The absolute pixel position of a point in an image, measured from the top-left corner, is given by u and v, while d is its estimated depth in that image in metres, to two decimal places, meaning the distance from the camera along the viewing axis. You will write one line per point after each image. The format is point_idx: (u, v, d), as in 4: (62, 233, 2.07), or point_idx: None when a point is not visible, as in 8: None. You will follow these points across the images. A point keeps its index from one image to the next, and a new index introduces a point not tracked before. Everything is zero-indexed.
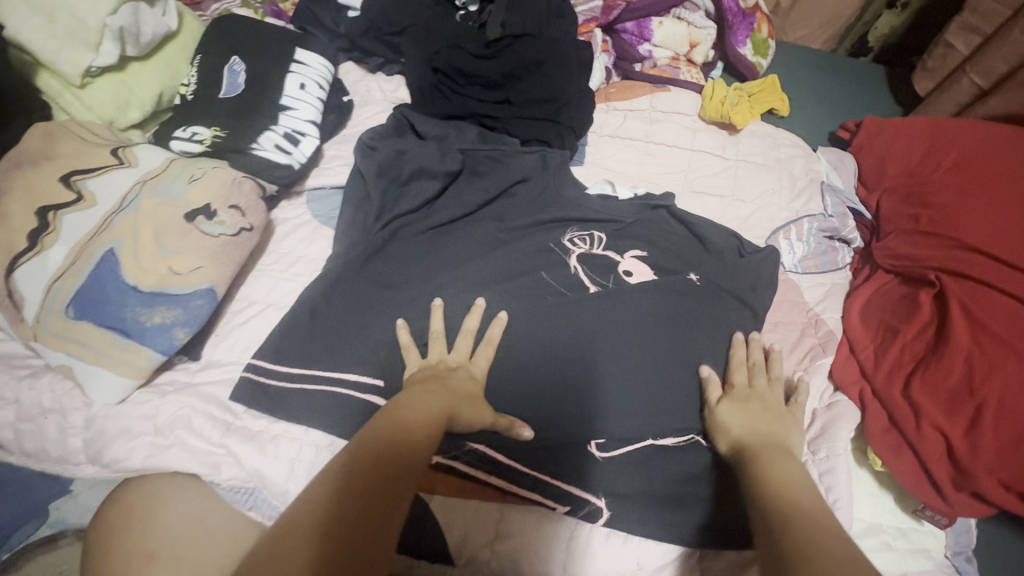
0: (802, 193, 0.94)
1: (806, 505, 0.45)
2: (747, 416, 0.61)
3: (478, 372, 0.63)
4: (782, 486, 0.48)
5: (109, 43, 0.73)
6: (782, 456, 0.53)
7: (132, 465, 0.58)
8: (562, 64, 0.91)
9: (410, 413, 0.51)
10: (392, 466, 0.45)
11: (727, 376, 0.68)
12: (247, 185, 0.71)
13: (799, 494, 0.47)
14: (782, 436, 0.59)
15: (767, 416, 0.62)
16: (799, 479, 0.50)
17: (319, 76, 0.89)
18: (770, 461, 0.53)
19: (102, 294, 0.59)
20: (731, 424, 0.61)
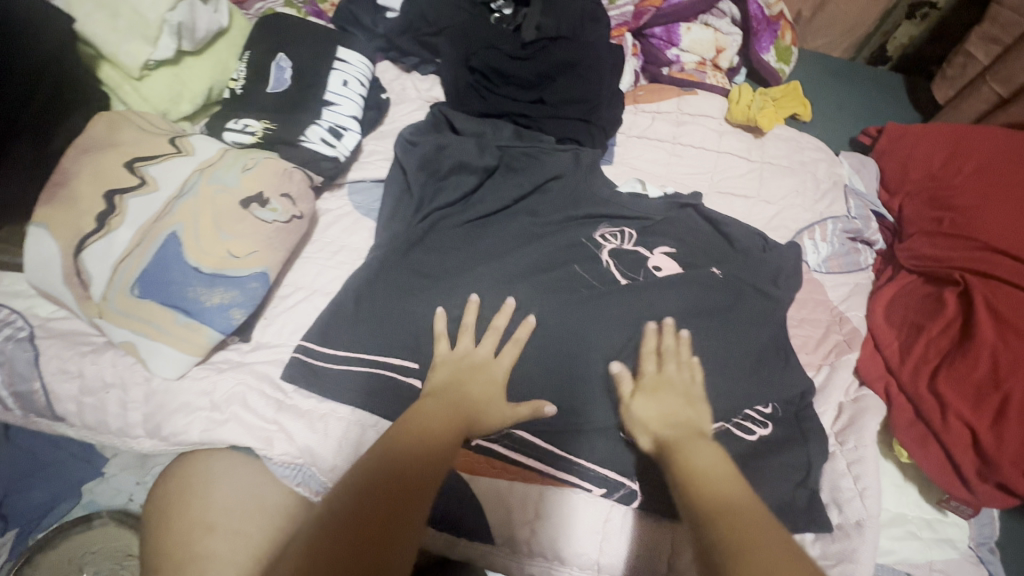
0: (826, 195, 0.96)
1: (727, 498, 0.48)
2: (664, 405, 0.62)
3: (502, 369, 0.65)
4: (701, 482, 0.51)
5: (167, 38, 0.76)
6: (693, 444, 0.56)
7: (191, 438, 0.61)
8: (594, 66, 0.94)
9: (423, 422, 0.57)
10: (404, 476, 0.51)
11: (638, 364, 0.68)
12: (297, 175, 0.74)
13: (715, 486, 0.50)
14: (693, 420, 0.60)
15: (677, 402, 0.62)
16: (712, 465, 0.53)
17: (360, 73, 0.92)
18: (683, 454, 0.55)
19: (166, 275, 0.62)
20: (645, 418, 0.61)
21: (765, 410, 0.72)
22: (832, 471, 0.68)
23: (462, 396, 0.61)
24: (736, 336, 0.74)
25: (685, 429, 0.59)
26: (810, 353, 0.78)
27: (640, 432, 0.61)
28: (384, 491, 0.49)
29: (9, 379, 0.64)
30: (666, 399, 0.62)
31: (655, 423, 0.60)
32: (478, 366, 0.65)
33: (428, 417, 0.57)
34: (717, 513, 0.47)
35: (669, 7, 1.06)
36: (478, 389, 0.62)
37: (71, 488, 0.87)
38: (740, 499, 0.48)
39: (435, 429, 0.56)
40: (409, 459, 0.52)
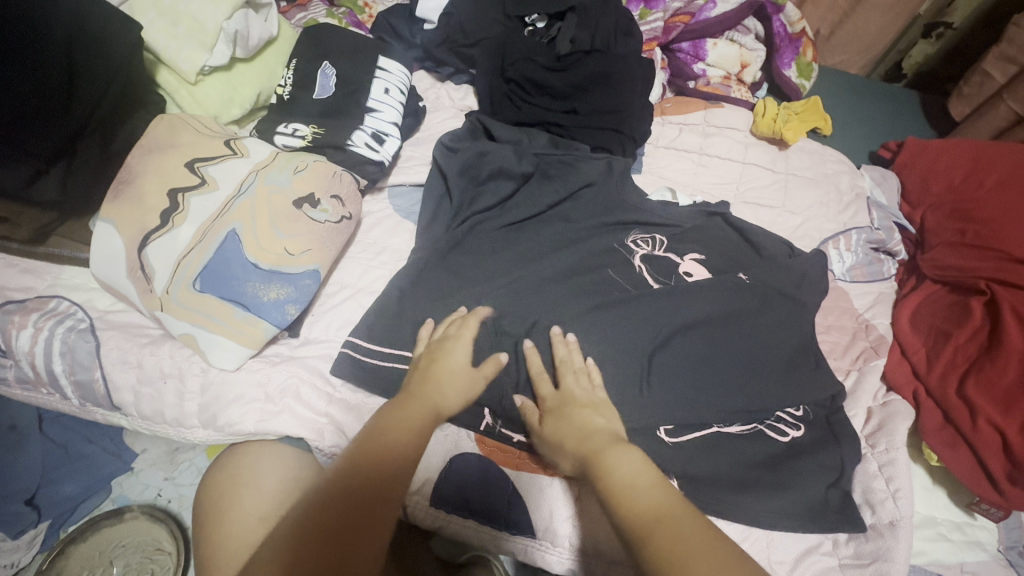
0: (849, 206, 0.99)
1: (652, 508, 0.49)
2: (574, 421, 0.61)
3: (462, 353, 0.66)
4: (624, 494, 0.52)
5: (223, 45, 0.80)
6: (612, 451, 0.56)
7: (245, 429, 0.63)
8: (626, 78, 0.97)
9: (394, 422, 0.57)
10: (372, 481, 0.52)
11: (535, 390, 0.67)
12: (346, 178, 0.77)
13: (638, 497, 0.51)
14: (604, 426, 0.60)
15: (578, 413, 0.62)
16: (632, 472, 0.53)
17: (400, 82, 0.95)
18: (601, 469, 0.55)
19: (226, 270, 0.65)
20: (561, 440, 0.61)
21: (797, 413, 0.74)
22: (864, 473, 0.70)
23: (428, 394, 0.61)
24: (765, 340, 0.76)
25: (600, 435, 0.58)
26: (838, 359, 0.81)
27: (561, 457, 0.61)
28: (352, 496, 0.50)
29: (70, 367, 0.66)
30: (574, 410, 0.62)
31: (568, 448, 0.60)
32: (445, 355, 0.65)
33: (397, 418, 0.58)
34: (649, 527, 0.48)
35: (696, 24, 1.09)
36: (447, 377, 0.63)
37: (103, 482, 0.87)
38: (666, 506, 0.49)
39: (406, 430, 0.57)
40: (379, 462, 0.53)
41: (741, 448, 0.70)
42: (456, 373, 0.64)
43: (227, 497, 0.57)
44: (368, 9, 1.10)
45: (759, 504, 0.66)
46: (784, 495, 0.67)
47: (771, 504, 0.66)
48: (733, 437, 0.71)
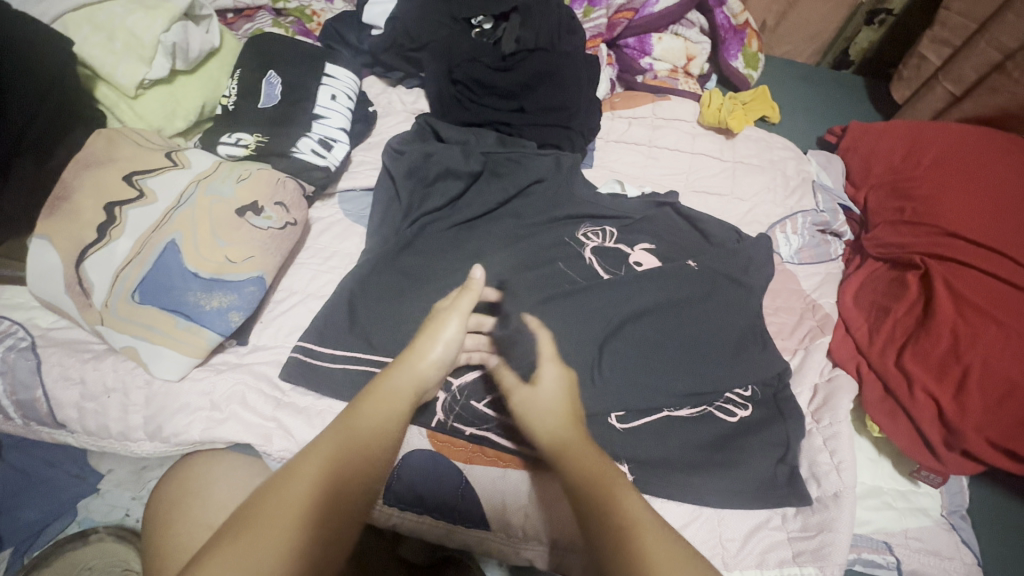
0: (795, 191, 1.02)
1: (624, 503, 0.49)
2: (558, 398, 0.60)
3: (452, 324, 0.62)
4: (595, 485, 0.51)
5: (162, 58, 0.80)
6: (585, 452, 0.54)
7: (191, 438, 0.63)
8: (571, 76, 1.00)
9: (376, 410, 0.53)
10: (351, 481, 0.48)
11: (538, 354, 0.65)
12: (290, 185, 0.77)
13: (611, 490, 0.50)
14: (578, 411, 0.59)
15: (564, 391, 0.61)
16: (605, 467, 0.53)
17: (348, 88, 0.96)
18: (574, 457, 0.54)
19: (166, 280, 0.65)
20: (543, 416, 0.58)
21: (746, 393, 0.75)
22: (810, 447, 0.71)
23: (415, 374, 0.58)
24: (713, 324, 0.78)
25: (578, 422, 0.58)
26: (785, 339, 0.83)
27: (541, 429, 0.58)
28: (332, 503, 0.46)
29: (11, 387, 0.65)
30: (558, 400, 0.59)
31: (555, 419, 0.58)
32: (437, 320, 0.62)
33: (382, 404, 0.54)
34: (620, 519, 0.48)
35: (640, 19, 1.12)
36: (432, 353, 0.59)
37: (65, 505, 0.85)
38: (637, 506, 0.49)
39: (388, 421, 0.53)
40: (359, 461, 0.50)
41: (690, 430, 0.71)
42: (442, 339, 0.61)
43: (178, 510, 0.57)
44: (316, 17, 1.11)
45: (709, 484, 0.67)
46: (732, 474, 0.68)
47: (720, 483, 0.67)
48: (682, 420, 0.72)
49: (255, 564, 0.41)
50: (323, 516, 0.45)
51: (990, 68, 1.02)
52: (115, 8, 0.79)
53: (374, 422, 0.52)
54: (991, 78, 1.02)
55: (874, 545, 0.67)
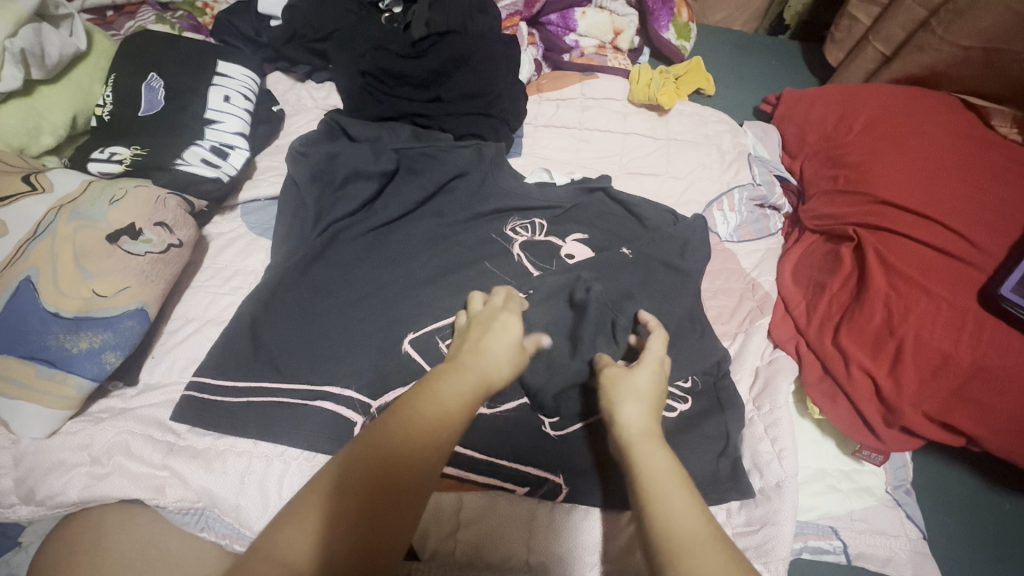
0: (731, 165, 0.98)
1: (680, 520, 0.41)
2: (645, 392, 0.52)
3: (513, 328, 0.55)
4: (652, 497, 0.43)
5: (11, 67, 0.70)
6: (646, 445, 0.47)
7: (69, 499, 0.56)
8: (488, 59, 0.93)
9: (435, 398, 0.46)
10: (398, 474, 0.41)
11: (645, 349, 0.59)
12: (172, 202, 0.69)
13: (664, 500, 0.42)
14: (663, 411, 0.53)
15: (655, 386, 0.54)
16: (666, 474, 0.44)
17: (243, 87, 0.87)
18: (634, 451, 0.47)
19: (21, 324, 0.57)
20: (620, 408, 0.51)
21: (686, 384, 0.70)
22: (751, 437, 0.69)
23: (481, 362, 0.51)
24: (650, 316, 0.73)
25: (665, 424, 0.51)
26: (725, 323, 0.79)
27: (625, 410, 0.50)
28: (373, 498, 0.40)
29: None
30: (632, 391, 0.52)
31: (641, 406, 0.51)
32: (498, 326, 0.55)
33: (439, 397, 0.46)
34: (664, 543, 0.40)
35: None
36: (494, 349, 0.53)
37: None
38: (703, 528, 0.40)
39: (447, 415, 0.46)
40: (405, 459, 0.42)
41: None
42: (506, 346, 0.54)
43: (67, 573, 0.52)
44: (209, 10, 1.02)
45: None
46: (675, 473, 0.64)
47: None
48: None
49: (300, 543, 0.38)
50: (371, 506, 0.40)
51: (918, 25, 1.00)
52: None
53: (430, 409, 0.45)
54: (919, 35, 1.00)
55: (822, 532, 0.65)
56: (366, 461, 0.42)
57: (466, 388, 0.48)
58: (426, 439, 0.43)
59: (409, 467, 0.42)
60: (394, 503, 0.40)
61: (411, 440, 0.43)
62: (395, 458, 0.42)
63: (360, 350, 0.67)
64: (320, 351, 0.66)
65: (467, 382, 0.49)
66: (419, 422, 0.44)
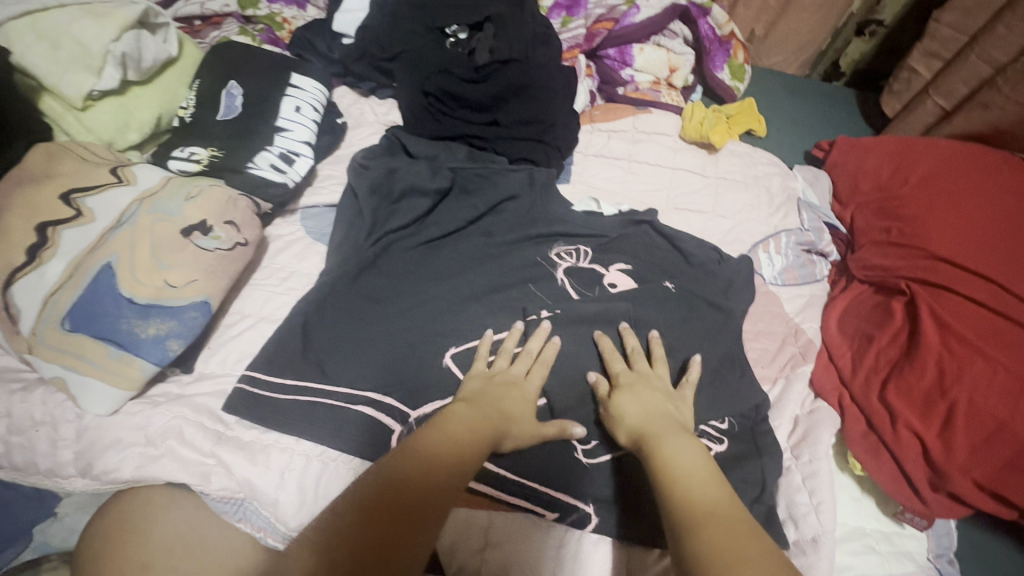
0: (780, 209, 0.98)
1: (706, 503, 0.47)
2: (647, 399, 0.62)
3: (529, 399, 0.62)
4: (681, 481, 0.50)
5: (111, 68, 0.76)
6: (670, 442, 0.55)
7: (122, 476, 0.59)
8: (547, 88, 0.95)
9: (454, 445, 0.51)
10: (419, 506, 0.45)
11: (608, 366, 0.68)
12: (242, 203, 0.73)
13: (691, 490, 0.49)
14: (675, 418, 0.60)
15: (654, 393, 0.63)
16: (693, 473, 0.51)
17: (314, 98, 0.92)
18: (660, 445, 0.55)
19: (98, 306, 0.61)
20: (631, 413, 0.60)
21: (722, 425, 0.70)
22: (788, 486, 0.67)
23: (495, 423, 0.57)
24: (688, 353, 0.74)
25: (671, 424, 0.58)
26: (766, 367, 0.78)
27: (634, 411, 0.60)
28: (400, 527, 0.43)
29: None
30: (646, 404, 0.61)
31: (651, 408, 0.60)
32: (513, 394, 0.62)
33: (455, 438, 0.52)
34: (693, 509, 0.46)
35: (620, 29, 1.06)
36: (513, 412, 0.60)
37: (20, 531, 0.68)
38: (727, 509, 0.46)
39: (465, 452, 0.51)
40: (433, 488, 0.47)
41: None
42: (523, 410, 0.61)
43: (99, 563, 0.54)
44: (287, 25, 1.08)
45: None
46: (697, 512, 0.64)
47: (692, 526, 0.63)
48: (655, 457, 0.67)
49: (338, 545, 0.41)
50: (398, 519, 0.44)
51: (981, 83, 1.00)
52: (61, 15, 0.74)
53: (451, 451, 0.51)
54: (981, 93, 0.99)
55: None
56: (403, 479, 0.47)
57: (466, 439, 0.53)
58: (442, 479, 0.48)
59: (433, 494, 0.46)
60: (414, 535, 0.43)
61: (429, 479, 0.47)
62: (421, 496, 0.46)
63: (402, 359, 0.69)
64: (366, 355, 0.69)
65: (470, 436, 0.53)
66: (419, 464, 0.48)
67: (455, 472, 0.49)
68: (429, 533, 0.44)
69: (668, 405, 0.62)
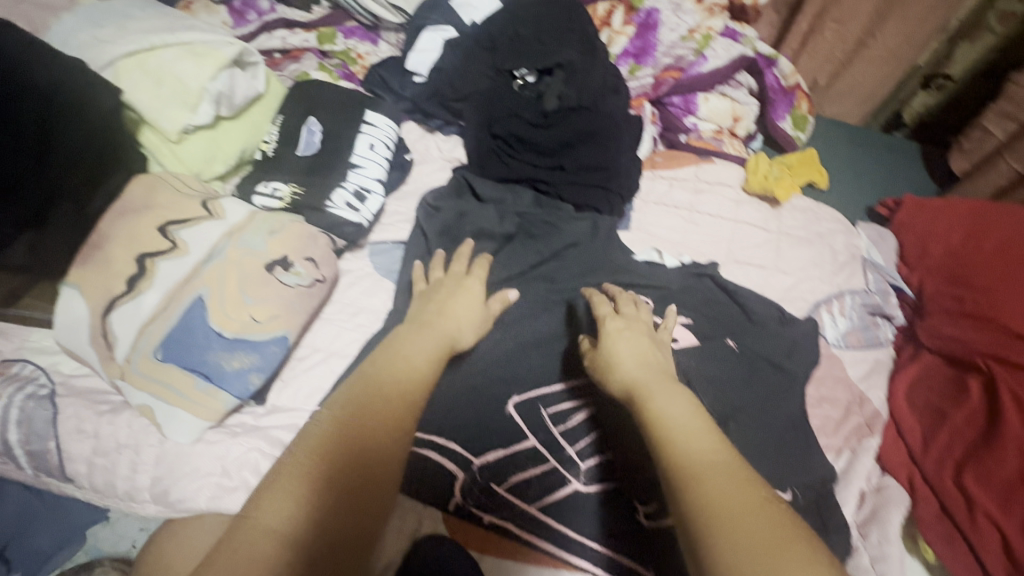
0: (844, 268, 0.96)
1: (700, 452, 0.51)
2: (633, 346, 0.66)
3: (473, 294, 0.73)
4: (669, 430, 0.54)
5: (206, 105, 0.80)
6: (659, 394, 0.58)
7: (197, 505, 0.61)
8: (614, 136, 0.96)
9: (396, 375, 0.59)
10: (367, 436, 0.52)
11: (594, 311, 0.74)
12: (321, 240, 0.76)
13: (681, 441, 0.52)
14: (660, 365, 0.64)
15: (638, 339, 0.67)
16: (683, 422, 0.55)
17: (387, 136, 0.94)
18: (646, 398, 0.58)
19: (188, 338, 0.63)
20: (620, 364, 0.64)
21: (786, 496, 0.68)
22: (855, 567, 0.65)
23: (443, 339, 0.66)
24: (753, 418, 0.72)
25: (658, 372, 0.62)
26: (829, 436, 0.76)
27: (621, 361, 0.65)
28: (350, 457, 0.50)
29: (25, 438, 0.63)
30: (640, 350, 0.66)
31: (638, 354, 0.65)
32: (462, 303, 0.71)
33: (399, 366, 0.60)
34: (682, 461, 0.50)
35: (686, 79, 1.05)
36: (461, 317, 0.69)
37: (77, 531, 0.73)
38: (721, 454, 0.51)
39: (407, 377, 0.59)
40: (375, 420, 0.54)
41: None
42: (469, 315, 0.70)
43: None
44: (360, 60, 1.11)
45: None
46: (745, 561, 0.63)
47: None
48: None
49: (301, 491, 0.47)
50: (344, 455, 0.50)
51: None
52: (166, 54, 0.79)
53: (391, 380, 0.59)
54: None
55: None
56: (347, 418, 0.54)
57: (404, 381, 0.59)
58: (383, 405, 0.55)
59: (378, 420, 0.54)
60: (365, 464, 0.50)
61: (371, 406, 0.55)
62: (364, 423, 0.53)
63: (467, 406, 0.70)
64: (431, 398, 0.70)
65: (410, 366, 0.61)
66: (365, 411, 0.54)
67: (401, 395, 0.57)
68: (378, 455, 0.52)
69: (648, 345, 0.67)
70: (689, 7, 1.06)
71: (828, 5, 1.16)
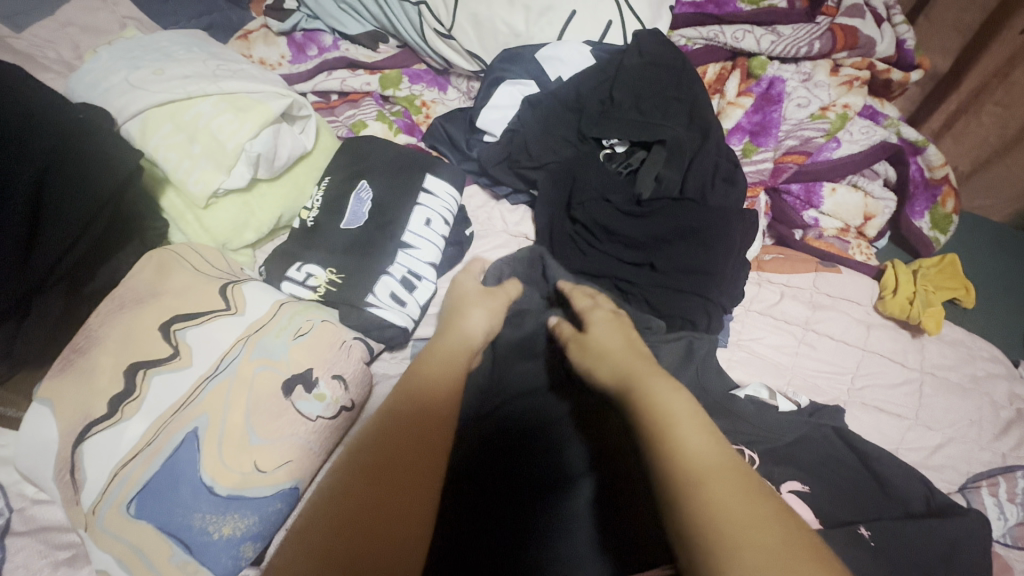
0: (1009, 430, 0.74)
1: (701, 460, 0.37)
2: (615, 338, 0.55)
3: (470, 285, 0.67)
4: (663, 426, 0.40)
5: (242, 167, 0.67)
6: (655, 383, 0.44)
7: None
8: (724, 232, 0.77)
9: (425, 373, 0.50)
10: (389, 446, 0.42)
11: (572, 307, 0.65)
12: (356, 350, 0.60)
13: (676, 441, 0.38)
14: (645, 355, 0.52)
15: (623, 331, 0.56)
16: (685, 421, 0.40)
17: (446, 208, 0.77)
18: (640, 390, 0.44)
19: (172, 489, 0.49)
20: (603, 357, 0.53)
21: None
22: None
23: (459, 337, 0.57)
24: None
25: (646, 361, 0.50)
26: None
27: (605, 351, 0.53)
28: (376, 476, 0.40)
29: None
30: (624, 336, 0.56)
31: (624, 341, 0.54)
32: (465, 304, 0.62)
33: (427, 366, 0.51)
34: (679, 473, 0.36)
35: (813, 165, 0.88)
36: (476, 312, 0.61)
37: None
38: (714, 457, 0.37)
39: (435, 377, 0.50)
40: (404, 427, 0.44)
41: None
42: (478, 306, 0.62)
43: None
44: (425, 108, 0.98)
45: None
46: None
47: None
48: None
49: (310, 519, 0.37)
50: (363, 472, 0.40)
51: None
52: (205, 106, 0.68)
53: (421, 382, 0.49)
54: None
55: None
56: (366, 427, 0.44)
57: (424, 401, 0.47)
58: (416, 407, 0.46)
59: (407, 424, 0.44)
60: (397, 483, 0.40)
61: (397, 406, 0.46)
62: (389, 432, 0.43)
63: None
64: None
65: (437, 369, 0.51)
66: (386, 417, 0.44)
67: (434, 394, 0.48)
68: (413, 469, 0.41)
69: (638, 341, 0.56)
70: (823, 80, 0.90)
71: (988, 84, 0.96)
